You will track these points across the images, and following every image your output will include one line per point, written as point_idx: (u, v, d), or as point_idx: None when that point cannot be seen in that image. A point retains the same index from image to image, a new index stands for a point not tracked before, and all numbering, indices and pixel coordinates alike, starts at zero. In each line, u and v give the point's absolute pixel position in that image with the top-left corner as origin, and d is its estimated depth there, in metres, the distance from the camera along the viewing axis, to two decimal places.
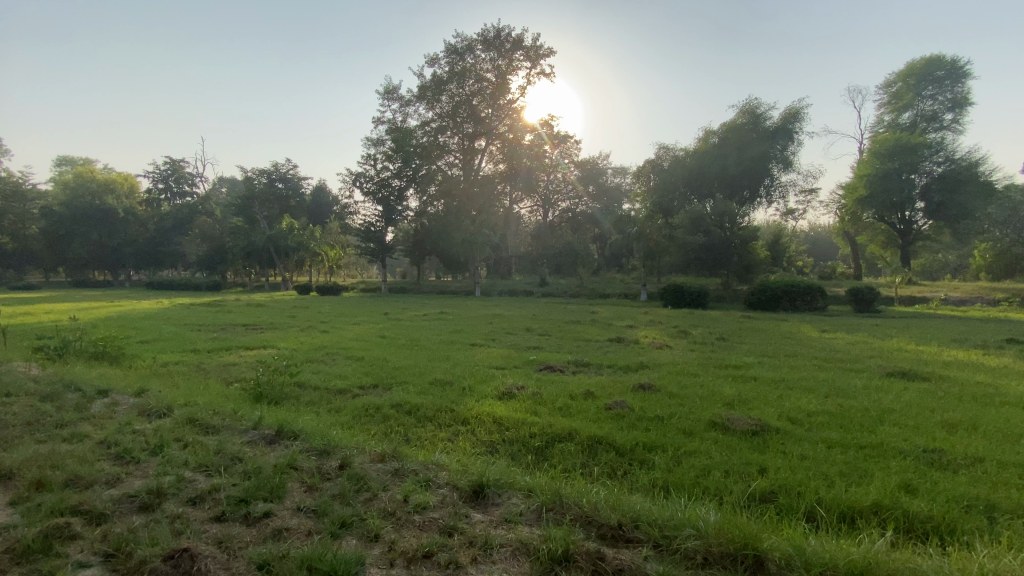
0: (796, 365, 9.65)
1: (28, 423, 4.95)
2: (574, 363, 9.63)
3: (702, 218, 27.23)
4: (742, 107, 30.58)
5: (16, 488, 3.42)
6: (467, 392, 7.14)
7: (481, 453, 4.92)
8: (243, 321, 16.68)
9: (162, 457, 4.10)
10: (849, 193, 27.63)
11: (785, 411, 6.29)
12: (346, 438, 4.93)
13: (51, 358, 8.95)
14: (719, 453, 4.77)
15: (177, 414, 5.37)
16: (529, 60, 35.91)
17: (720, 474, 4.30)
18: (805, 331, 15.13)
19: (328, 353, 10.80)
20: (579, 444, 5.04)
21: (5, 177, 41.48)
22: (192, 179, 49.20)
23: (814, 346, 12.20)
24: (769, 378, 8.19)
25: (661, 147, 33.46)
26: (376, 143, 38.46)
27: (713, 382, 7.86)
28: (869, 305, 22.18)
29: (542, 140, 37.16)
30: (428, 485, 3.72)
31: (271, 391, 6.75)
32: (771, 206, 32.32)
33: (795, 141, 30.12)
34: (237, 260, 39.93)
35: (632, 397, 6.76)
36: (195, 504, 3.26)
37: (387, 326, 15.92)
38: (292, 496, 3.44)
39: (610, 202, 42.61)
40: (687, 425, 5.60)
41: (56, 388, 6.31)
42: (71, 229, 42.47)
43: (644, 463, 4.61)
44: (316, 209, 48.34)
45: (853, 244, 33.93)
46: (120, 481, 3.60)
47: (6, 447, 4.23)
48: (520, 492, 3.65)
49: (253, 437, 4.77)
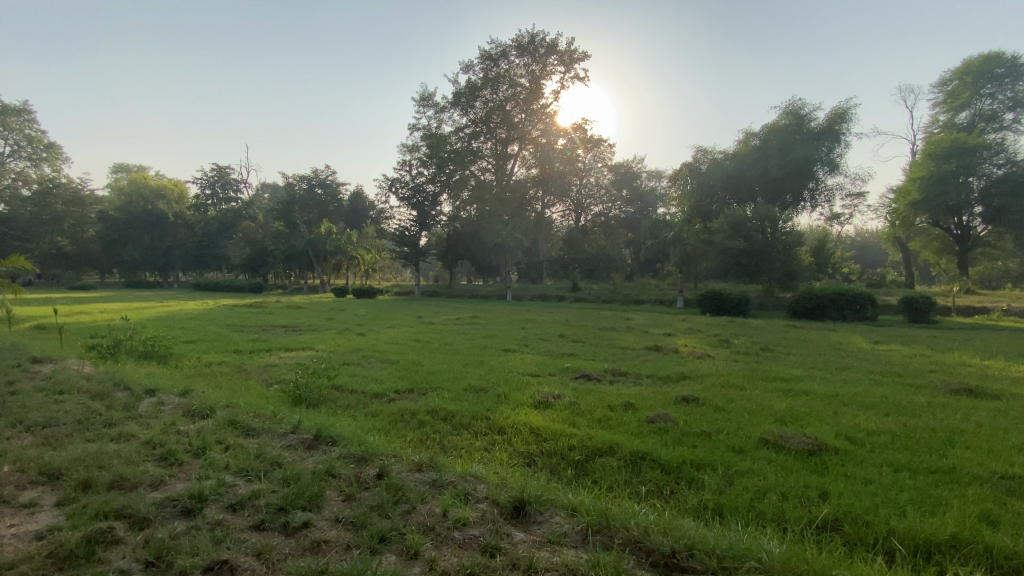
0: (850, 379, 9.07)
1: (78, 421, 5.10)
2: (611, 372, 9.36)
3: (743, 223, 26.42)
4: (785, 107, 29.51)
5: (65, 488, 3.48)
6: (502, 400, 7.01)
7: (520, 466, 4.76)
8: (282, 323, 17.09)
9: (204, 459, 4.12)
10: (900, 197, 26.22)
11: (842, 430, 5.88)
12: (383, 444, 4.87)
13: (104, 356, 9.32)
14: (774, 475, 4.47)
15: (220, 415, 5.45)
16: (563, 65, 35.76)
17: (776, 498, 4.01)
18: (857, 342, 14.31)
19: (364, 356, 10.90)
20: (621, 459, 4.82)
21: (67, 183, 44.06)
22: (237, 185, 51.15)
23: (867, 359, 11.49)
24: (822, 393, 7.71)
25: (699, 150, 32.73)
26: (411, 149, 39.08)
27: (762, 396, 7.46)
28: (924, 316, 20.94)
29: (575, 144, 36.93)
30: (467, 499, 3.59)
31: (309, 393, 6.80)
32: (815, 210, 31.05)
33: (842, 142, 28.82)
34: (277, 263, 41.22)
35: (675, 410, 6.48)
36: (235, 511, 3.23)
37: (421, 329, 16.01)
38: (331, 505, 3.37)
39: (644, 206, 41.95)
40: (737, 442, 5.30)
41: (107, 387, 6.53)
42: (126, 232, 44.89)
43: (693, 482, 4.36)
44: (353, 213, 49.48)
45: (905, 250, 32.19)
46: (163, 483, 3.62)
47: (57, 446, 4.34)
48: (564, 511, 3.48)
49: (292, 441, 4.76)
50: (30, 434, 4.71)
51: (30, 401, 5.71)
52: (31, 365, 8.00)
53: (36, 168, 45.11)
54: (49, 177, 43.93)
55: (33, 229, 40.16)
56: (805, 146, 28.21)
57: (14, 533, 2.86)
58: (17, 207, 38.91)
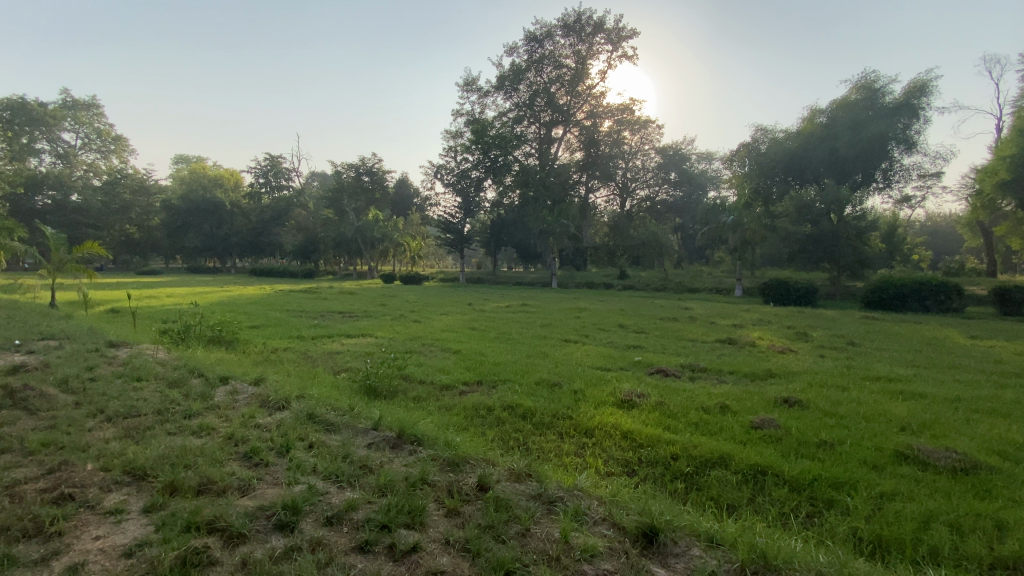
0: (967, 380, 8.02)
1: (158, 412, 4.96)
2: (689, 367, 8.67)
3: (809, 207, 24.66)
4: (855, 82, 27.22)
5: (152, 492, 3.24)
6: (580, 397, 6.48)
7: (619, 476, 4.27)
8: (338, 308, 17.20)
9: (291, 460, 3.84)
10: (988, 177, 23.30)
11: (989, 443, 5.04)
12: (471, 446, 4.43)
13: (176, 341, 9.38)
14: (925, 495, 3.87)
15: (296, 407, 5.19)
16: (611, 43, 34.34)
17: (945, 529, 3.40)
18: (954, 338, 12.84)
19: (425, 344, 10.66)
20: (735, 472, 4.27)
21: (133, 174, 46.34)
22: (289, 173, 52.12)
23: (973, 357, 10.22)
24: (943, 398, 6.79)
25: (758, 129, 30.70)
26: (456, 136, 38.94)
27: (873, 399, 6.65)
28: (1019, 308, 18.84)
29: (622, 126, 35.76)
30: (582, 519, 3.12)
31: (380, 384, 6.56)
32: (888, 193, 28.66)
33: (921, 118, 26.30)
34: (328, 250, 42.25)
35: (780, 415, 5.82)
36: (333, 525, 2.89)
37: (474, 317, 15.67)
38: (436, 522, 2.99)
39: (694, 189, 39.88)
40: (869, 456, 4.63)
41: (182, 373, 6.48)
42: (186, 221, 46.83)
43: (835, 506, 3.77)
44: (399, 200, 49.66)
45: (988, 234, 29.26)
46: (252, 488, 3.34)
47: (140, 440, 4.17)
48: (701, 540, 2.97)
49: (375, 440, 4.44)
50: (110, 425, 4.58)
51: (111, 389, 5.66)
52: (110, 350, 8.10)
53: (106, 160, 47.79)
54: (117, 168, 46.36)
55: (105, 217, 42.67)
56: (879, 123, 25.92)
57: (102, 548, 2.61)
58: (89, 197, 41.28)
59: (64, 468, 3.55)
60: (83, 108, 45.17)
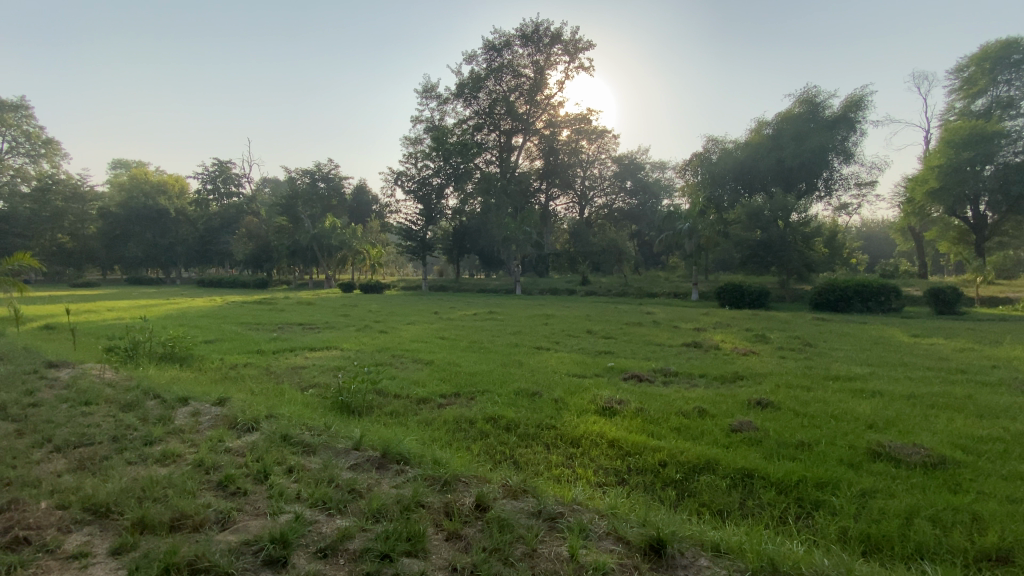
0: (918, 377, 8.50)
1: (114, 439, 4.55)
2: (661, 372, 8.79)
3: (759, 213, 25.82)
4: (798, 96, 28.76)
5: (119, 531, 2.93)
6: (561, 406, 6.42)
7: (612, 487, 4.23)
8: (298, 320, 16.48)
9: (271, 487, 3.59)
10: (917, 186, 25.01)
11: (947, 437, 5.34)
12: (460, 462, 4.29)
13: (124, 359, 8.70)
14: (903, 492, 4.03)
15: (268, 429, 4.88)
16: (568, 54, 34.90)
17: (927, 524, 3.53)
18: (899, 337, 13.63)
19: (394, 355, 10.37)
20: (724, 476, 4.32)
21: (66, 179, 43.16)
22: (239, 180, 49.99)
23: (918, 354, 10.89)
24: (899, 395, 7.16)
25: (710, 140, 31.96)
26: (415, 142, 38.47)
27: (837, 398, 6.95)
28: (951, 307, 20.29)
29: (580, 135, 36.37)
30: (587, 535, 3.06)
31: (353, 400, 6.28)
32: (830, 200, 30.32)
33: (857, 131, 28.10)
34: (282, 259, 41.09)
35: (756, 417, 5.97)
36: (328, 558, 2.70)
37: (441, 326, 15.41)
38: (438, 548, 2.85)
39: (649, 197, 40.96)
40: (845, 455, 4.79)
41: (136, 395, 5.98)
42: (126, 229, 44.06)
43: (822, 506, 3.87)
44: (357, 208, 48.57)
45: (919, 239, 31.40)
46: (233, 521, 3.09)
47: (97, 472, 3.80)
48: (708, 549, 2.95)
49: (357, 460, 4.22)
50: (60, 457, 4.15)
51: (57, 415, 5.15)
52: (49, 371, 7.41)
53: (35, 165, 44.39)
54: (47, 173, 43.00)
55: (34, 226, 39.45)
56: (820, 135, 27.47)
57: None
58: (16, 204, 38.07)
59: (13, 507, 3.18)
60: (10, 109, 41.76)
